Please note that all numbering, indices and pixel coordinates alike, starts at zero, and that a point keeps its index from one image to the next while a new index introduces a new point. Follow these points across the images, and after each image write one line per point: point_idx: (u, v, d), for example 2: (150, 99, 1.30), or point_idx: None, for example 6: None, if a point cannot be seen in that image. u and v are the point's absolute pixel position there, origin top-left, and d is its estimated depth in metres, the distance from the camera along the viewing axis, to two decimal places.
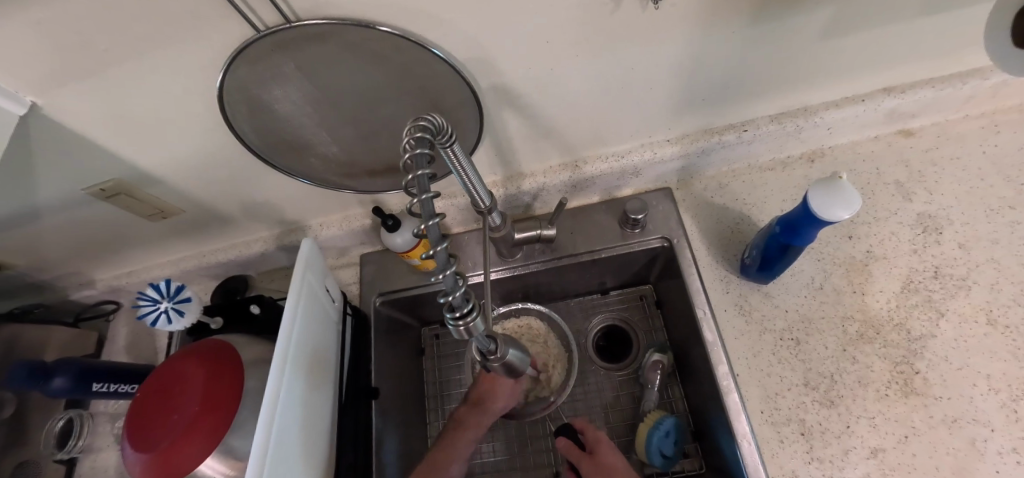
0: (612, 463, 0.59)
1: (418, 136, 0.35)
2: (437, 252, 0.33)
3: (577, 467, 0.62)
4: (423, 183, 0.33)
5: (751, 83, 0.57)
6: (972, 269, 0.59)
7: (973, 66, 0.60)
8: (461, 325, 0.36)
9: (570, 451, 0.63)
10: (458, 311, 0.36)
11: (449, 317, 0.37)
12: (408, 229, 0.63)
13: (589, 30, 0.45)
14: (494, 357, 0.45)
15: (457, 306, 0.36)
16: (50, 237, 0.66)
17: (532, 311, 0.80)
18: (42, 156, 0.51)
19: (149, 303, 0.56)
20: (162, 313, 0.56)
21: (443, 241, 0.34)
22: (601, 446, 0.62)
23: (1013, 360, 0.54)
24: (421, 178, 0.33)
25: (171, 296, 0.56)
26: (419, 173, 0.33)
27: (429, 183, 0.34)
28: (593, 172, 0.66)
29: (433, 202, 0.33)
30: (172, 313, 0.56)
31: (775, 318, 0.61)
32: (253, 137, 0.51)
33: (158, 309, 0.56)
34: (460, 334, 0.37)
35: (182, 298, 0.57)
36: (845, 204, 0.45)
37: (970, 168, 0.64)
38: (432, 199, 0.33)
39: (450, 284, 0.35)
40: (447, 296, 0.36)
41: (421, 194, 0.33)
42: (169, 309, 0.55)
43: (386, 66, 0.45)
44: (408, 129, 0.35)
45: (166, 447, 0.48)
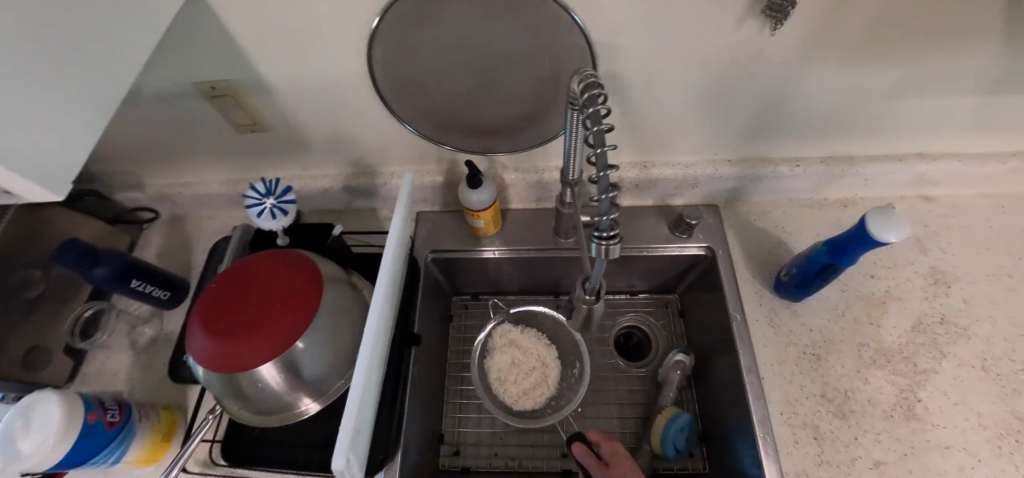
0: (631, 477, 0.59)
1: (592, 81, 0.39)
2: (604, 176, 0.37)
3: (591, 476, 0.61)
4: (598, 117, 0.37)
5: (816, 123, 0.66)
6: (973, 321, 0.67)
7: (994, 150, 0.70)
8: (606, 244, 0.39)
9: (585, 458, 0.62)
10: (606, 232, 0.40)
11: (597, 235, 0.40)
12: (488, 190, 0.67)
13: (709, 40, 0.53)
14: (595, 296, 0.48)
15: (605, 228, 0.40)
16: (136, 126, 0.67)
17: (545, 320, 0.84)
18: (182, 42, 0.54)
19: (253, 200, 0.57)
20: (264, 210, 0.56)
21: (608, 168, 0.37)
22: (618, 457, 0.62)
23: (1000, 403, 0.61)
24: (596, 117, 0.37)
25: (277, 194, 0.56)
26: (595, 108, 0.37)
27: (602, 118, 0.38)
28: (659, 175, 0.73)
29: (605, 134, 0.37)
30: (275, 212, 0.56)
31: (801, 333, 0.67)
32: (380, 68, 0.56)
33: (262, 206, 0.56)
34: (596, 255, 0.41)
35: (286, 200, 0.57)
36: (896, 230, 0.52)
37: (977, 237, 0.73)
38: (604, 131, 0.37)
39: (607, 207, 0.38)
40: (600, 217, 0.39)
41: (596, 125, 0.37)
42: (273, 206, 0.56)
43: (531, 26, 0.51)
44: (577, 79, 0.40)
45: (242, 336, 0.50)
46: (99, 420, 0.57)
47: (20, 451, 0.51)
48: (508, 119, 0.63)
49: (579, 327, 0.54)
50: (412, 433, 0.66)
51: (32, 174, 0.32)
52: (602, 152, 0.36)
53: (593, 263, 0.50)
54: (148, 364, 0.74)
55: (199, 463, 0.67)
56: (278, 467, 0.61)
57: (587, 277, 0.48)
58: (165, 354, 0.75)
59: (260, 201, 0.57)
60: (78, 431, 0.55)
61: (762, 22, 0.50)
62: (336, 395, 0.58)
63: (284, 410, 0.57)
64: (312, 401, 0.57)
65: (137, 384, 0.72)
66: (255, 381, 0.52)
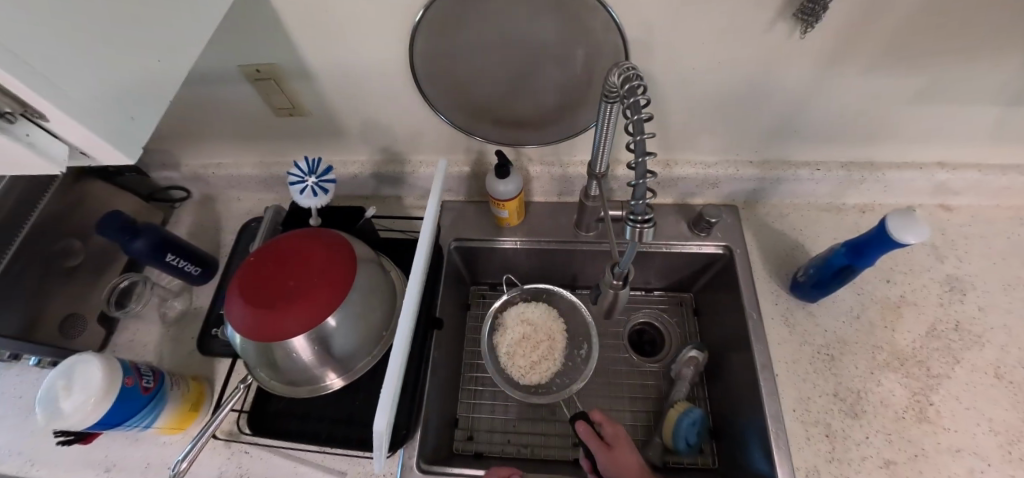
0: (630, 462, 0.61)
1: (630, 74, 0.41)
2: (642, 164, 0.39)
3: (593, 456, 0.63)
4: (637, 108, 0.39)
5: (838, 128, 0.67)
6: (987, 329, 0.68)
7: (1014, 162, 0.71)
8: (640, 226, 0.43)
9: (589, 438, 0.63)
10: (639, 216, 0.43)
11: (630, 218, 0.43)
12: (515, 180, 0.69)
13: (739, 41, 0.54)
14: (617, 281, 0.51)
15: (638, 212, 0.43)
16: (178, 106, 0.70)
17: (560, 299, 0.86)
18: (233, 26, 0.56)
19: (296, 178, 0.60)
20: (308, 187, 0.59)
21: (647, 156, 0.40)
22: (620, 441, 0.64)
23: (1012, 410, 0.62)
24: (635, 107, 0.39)
25: (318, 173, 0.59)
26: (636, 99, 0.39)
27: (642, 110, 0.40)
28: (681, 174, 0.74)
29: (643, 124, 0.39)
30: (316, 190, 0.59)
31: (816, 334, 0.69)
32: (418, 58, 0.58)
33: (305, 184, 0.59)
34: (631, 237, 0.44)
35: (327, 178, 0.60)
36: (916, 233, 0.53)
37: (994, 247, 0.74)
38: (642, 122, 0.39)
39: (642, 192, 0.41)
40: (634, 202, 0.42)
41: (635, 116, 0.39)
42: (315, 185, 0.58)
43: (570, 22, 0.53)
44: (617, 72, 0.41)
45: (279, 308, 0.52)
46: (136, 385, 0.60)
47: (64, 409, 0.53)
48: (537, 113, 0.65)
49: (602, 314, 0.56)
50: (431, 414, 0.68)
51: (108, 135, 0.35)
52: (643, 136, 0.38)
53: (619, 254, 0.53)
54: (177, 337, 0.77)
55: (225, 433, 0.69)
56: (303, 439, 0.63)
57: (615, 263, 0.51)
58: (194, 328, 0.78)
59: (302, 180, 0.60)
60: (117, 393, 0.57)
61: (793, 25, 0.52)
62: (361, 372, 0.60)
63: (310, 383, 0.59)
64: (337, 377, 0.60)
65: (166, 355, 0.75)
66: (288, 353, 0.54)
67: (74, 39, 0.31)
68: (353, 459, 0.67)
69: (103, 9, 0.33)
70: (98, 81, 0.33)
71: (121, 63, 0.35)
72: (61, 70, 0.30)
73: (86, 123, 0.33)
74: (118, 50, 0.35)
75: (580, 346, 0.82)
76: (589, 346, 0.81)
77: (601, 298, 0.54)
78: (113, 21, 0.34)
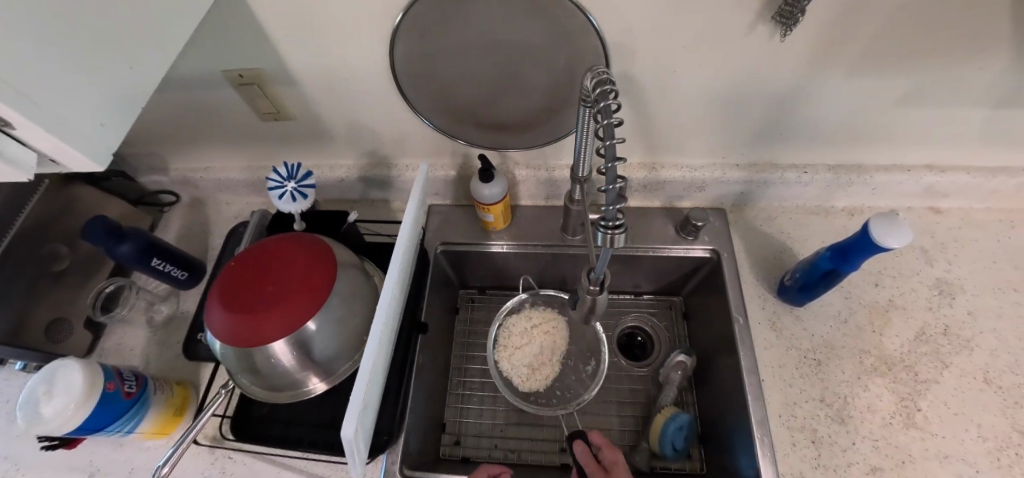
0: None
1: (603, 78, 0.40)
2: (612, 169, 0.38)
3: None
4: (609, 112, 0.39)
5: (823, 130, 0.66)
6: (977, 334, 0.67)
7: (1003, 164, 0.70)
8: (610, 233, 0.43)
9: (587, 462, 0.60)
10: (611, 222, 0.43)
11: (602, 224, 0.43)
12: (499, 184, 0.69)
13: (720, 44, 0.54)
14: (593, 287, 0.50)
15: (610, 218, 0.43)
16: (162, 109, 0.70)
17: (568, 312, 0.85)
18: (213, 31, 0.56)
19: (275, 183, 0.60)
20: (286, 192, 0.59)
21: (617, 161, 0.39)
22: (619, 468, 0.61)
23: (1001, 415, 0.61)
24: (607, 111, 0.39)
25: (297, 178, 0.59)
26: (608, 103, 0.38)
27: (614, 113, 0.39)
28: (667, 177, 0.74)
29: (615, 128, 0.38)
30: (295, 195, 0.59)
31: (802, 338, 0.68)
32: (399, 62, 0.58)
33: (284, 189, 0.59)
34: (602, 242, 0.44)
35: (306, 183, 0.60)
36: (900, 236, 0.53)
37: (985, 250, 0.73)
38: (614, 126, 0.39)
39: (611, 199, 0.41)
40: (604, 207, 0.42)
41: (606, 119, 0.38)
42: (294, 190, 0.59)
43: (550, 27, 0.53)
44: (592, 76, 0.41)
45: (259, 313, 0.52)
46: (117, 389, 0.59)
47: (43, 414, 0.53)
48: (521, 117, 0.65)
49: (581, 318, 0.56)
50: (416, 419, 0.67)
51: (80, 144, 0.35)
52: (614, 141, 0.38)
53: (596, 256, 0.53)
54: (164, 341, 0.77)
55: (208, 438, 0.69)
56: (285, 444, 0.63)
57: (592, 268, 0.50)
58: (180, 332, 0.78)
59: (281, 185, 0.60)
60: (97, 398, 0.57)
61: (773, 28, 0.52)
62: (343, 375, 0.60)
63: (292, 388, 0.59)
64: (320, 381, 0.59)
65: (152, 359, 0.75)
66: (268, 358, 0.54)
67: (46, 49, 0.31)
68: (337, 464, 0.67)
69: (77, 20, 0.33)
70: (68, 90, 0.33)
71: (91, 71, 0.35)
72: (35, 82, 0.31)
73: (57, 132, 0.33)
74: (88, 59, 0.35)
75: (586, 362, 0.79)
76: (596, 364, 0.78)
77: (580, 303, 0.54)
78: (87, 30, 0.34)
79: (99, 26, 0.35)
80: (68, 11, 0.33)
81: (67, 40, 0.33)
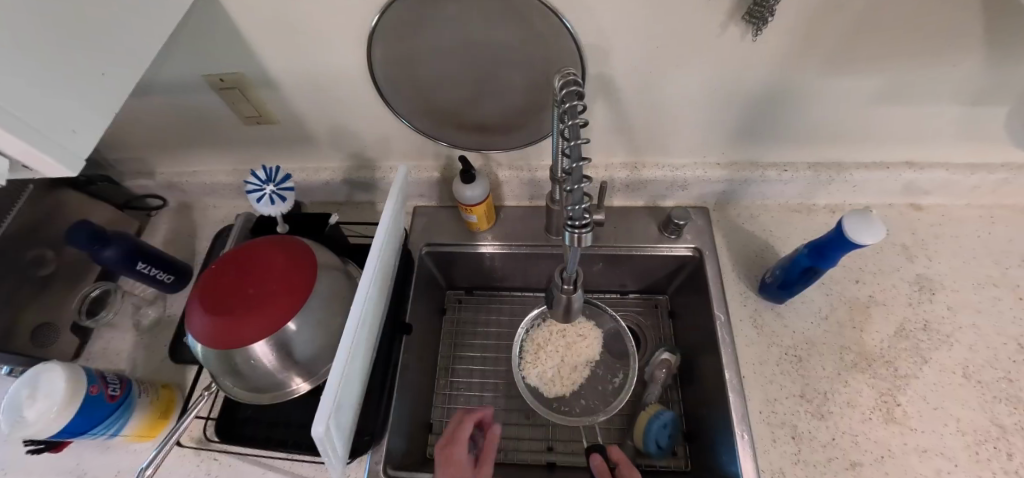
0: None
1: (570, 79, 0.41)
2: (576, 170, 0.39)
3: None
4: (574, 112, 0.39)
5: (800, 129, 0.67)
6: (956, 329, 0.67)
7: (981, 161, 0.71)
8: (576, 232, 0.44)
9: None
10: (578, 221, 0.44)
11: (570, 223, 0.44)
12: (481, 185, 0.69)
13: (693, 43, 0.54)
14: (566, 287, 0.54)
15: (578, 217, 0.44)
16: (145, 114, 0.71)
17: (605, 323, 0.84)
18: (191, 36, 0.57)
19: (254, 186, 0.60)
20: (265, 195, 0.59)
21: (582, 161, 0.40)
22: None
23: (980, 409, 0.62)
24: (571, 110, 0.40)
25: (276, 181, 0.59)
26: (572, 104, 0.39)
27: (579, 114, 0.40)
28: (649, 176, 0.74)
29: (579, 128, 0.39)
30: (274, 198, 0.59)
31: (783, 335, 0.69)
32: (377, 66, 0.58)
33: (263, 192, 0.59)
34: (571, 242, 0.45)
35: (286, 186, 0.60)
36: (873, 233, 0.53)
37: (965, 246, 0.74)
38: (579, 125, 0.40)
39: (576, 198, 0.42)
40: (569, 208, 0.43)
41: (571, 120, 0.39)
42: (273, 192, 0.59)
43: (524, 30, 0.53)
44: (560, 77, 0.42)
45: (238, 316, 0.52)
46: (101, 393, 0.60)
47: (27, 418, 0.53)
48: (501, 118, 0.65)
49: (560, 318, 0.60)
50: (400, 419, 0.67)
51: (59, 152, 0.36)
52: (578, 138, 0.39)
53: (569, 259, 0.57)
54: (151, 345, 0.77)
55: (193, 440, 0.69)
56: (269, 445, 0.63)
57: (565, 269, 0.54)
58: (167, 335, 0.78)
59: (261, 188, 0.60)
60: (80, 401, 0.57)
61: (745, 28, 0.52)
62: (326, 376, 0.60)
63: (273, 389, 0.59)
64: (303, 382, 0.59)
65: (139, 362, 0.75)
66: (248, 359, 0.54)
67: (17, 60, 0.32)
68: (321, 464, 0.67)
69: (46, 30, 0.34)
70: (39, 98, 0.34)
71: (64, 79, 0.36)
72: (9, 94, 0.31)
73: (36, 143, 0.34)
74: (60, 68, 0.35)
75: (614, 374, 0.80)
76: (624, 378, 0.79)
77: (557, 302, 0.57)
78: (56, 40, 0.35)
79: (68, 35, 0.36)
80: (34, 20, 0.33)
81: (34, 49, 0.33)
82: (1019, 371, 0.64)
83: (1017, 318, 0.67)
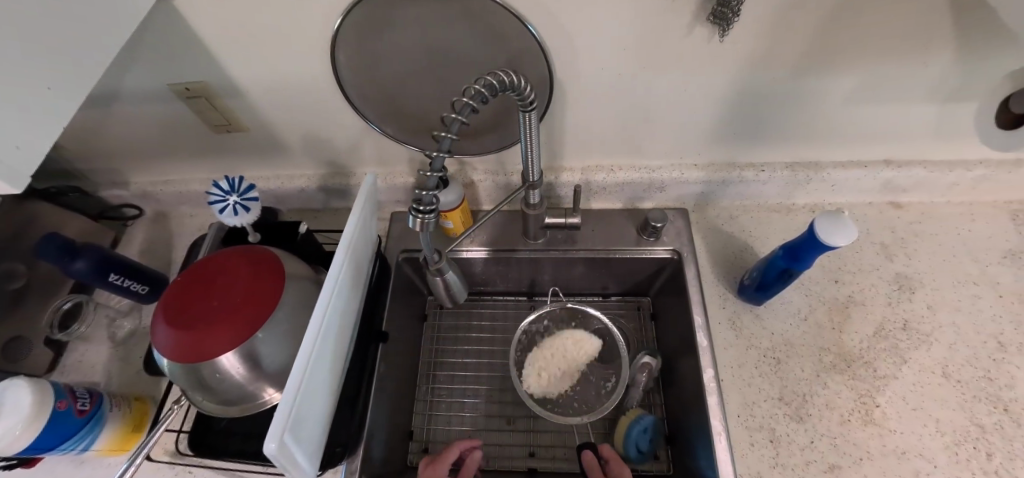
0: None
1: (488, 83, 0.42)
2: (438, 169, 0.43)
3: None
4: (463, 110, 0.41)
5: (775, 129, 0.67)
6: (936, 328, 0.67)
7: (959, 159, 0.70)
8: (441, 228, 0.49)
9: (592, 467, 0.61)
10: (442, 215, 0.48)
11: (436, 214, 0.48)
12: (454, 190, 0.69)
13: (661, 45, 0.54)
14: (434, 266, 0.56)
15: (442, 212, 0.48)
16: (115, 124, 0.70)
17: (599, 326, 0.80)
18: (152, 45, 0.56)
19: (218, 196, 0.59)
20: (229, 205, 0.59)
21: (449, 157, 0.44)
22: None
23: (959, 409, 0.61)
24: (478, 95, 0.41)
25: (240, 191, 0.59)
26: (465, 102, 0.41)
27: (469, 113, 0.42)
28: (625, 178, 0.74)
29: (458, 126, 0.41)
30: (237, 208, 0.59)
31: (762, 337, 0.68)
32: (343, 72, 0.57)
33: (227, 202, 0.59)
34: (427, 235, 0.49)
35: (250, 197, 0.60)
36: (844, 233, 0.53)
37: (944, 244, 0.73)
38: (461, 124, 0.42)
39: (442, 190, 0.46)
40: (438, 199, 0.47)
41: (455, 116, 0.41)
42: (237, 203, 0.59)
43: (486, 35, 0.52)
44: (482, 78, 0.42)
45: (201, 329, 0.51)
46: (69, 407, 0.59)
47: None
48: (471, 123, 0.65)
49: (446, 300, 0.62)
50: (376, 427, 0.66)
51: (13, 167, 0.36)
52: (462, 120, 0.41)
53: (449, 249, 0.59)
54: (126, 357, 0.76)
55: (168, 454, 0.68)
56: (242, 457, 0.62)
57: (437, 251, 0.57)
58: (142, 347, 0.77)
59: (225, 198, 0.59)
60: (47, 416, 0.56)
61: (712, 29, 0.51)
62: None
63: (245, 401, 0.57)
64: (275, 392, 0.58)
65: (113, 375, 0.74)
66: (214, 372, 0.52)
67: None
68: None
69: (10, 49, 0.34)
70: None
71: (20, 95, 0.36)
72: None
73: None
74: (18, 84, 0.35)
75: (608, 377, 0.76)
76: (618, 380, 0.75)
77: (435, 286, 0.59)
78: (17, 58, 0.35)
79: (27, 52, 0.36)
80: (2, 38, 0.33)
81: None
82: (999, 369, 0.63)
83: (997, 315, 0.67)
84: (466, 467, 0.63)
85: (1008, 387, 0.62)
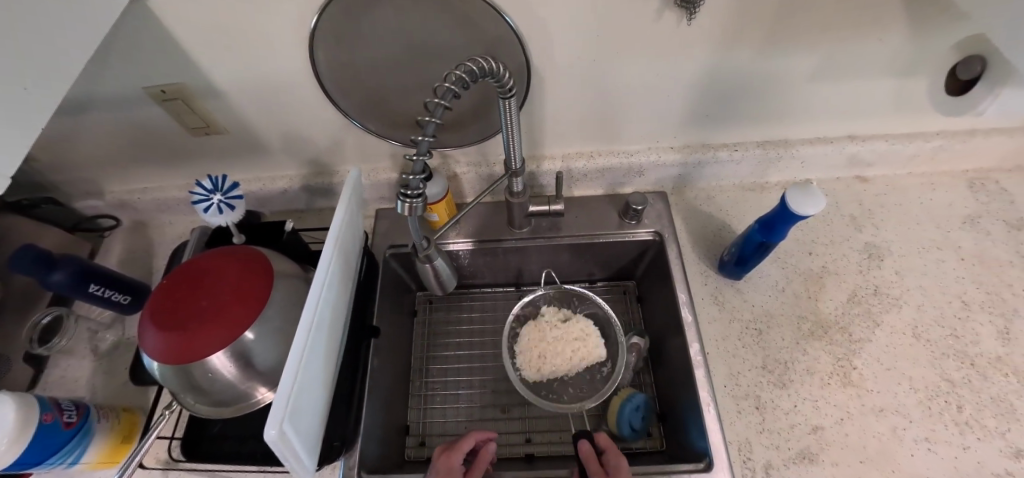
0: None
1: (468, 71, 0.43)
2: (423, 153, 0.44)
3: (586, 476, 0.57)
4: (445, 95, 0.42)
5: (745, 110, 0.69)
6: (905, 291, 0.71)
7: (917, 131, 0.74)
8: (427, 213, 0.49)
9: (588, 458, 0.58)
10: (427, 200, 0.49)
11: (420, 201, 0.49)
12: (438, 182, 0.70)
13: (633, 32, 0.56)
14: (423, 254, 0.57)
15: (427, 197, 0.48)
16: (89, 132, 0.69)
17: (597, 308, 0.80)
18: (126, 48, 0.55)
19: (201, 195, 0.59)
20: (213, 204, 0.59)
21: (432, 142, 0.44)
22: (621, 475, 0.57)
23: (929, 366, 0.64)
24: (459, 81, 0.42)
25: (224, 190, 0.59)
26: (447, 87, 0.42)
27: (450, 98, 0.43)
28: (606, 163, 0.75)
29: (441, 111, 0.42)
30: (222, 207, 0.59)
31: (744, 310, 0.71)
32: (322, 69, 0.58)
33: (210, 201, 0.59)
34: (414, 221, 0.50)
35: (234, 195, 0.60)
36: (813, 203, 0.55)
37: (908, 213, 0.77)
38: (444, 108, 0.42)
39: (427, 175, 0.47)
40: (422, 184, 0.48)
41: (439, 100, 0.42)
42: (220, 202, 0.59)
43: (463, 26, 0.54)
44: (460, 65, 0.43)
45: (192, 329, 0.51)
46: (56, 420, 0.57)
47: None
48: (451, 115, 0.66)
49: (436, 288, 0.62)
50: (372, 423, 0.66)
51: None
52: (445, 104, 0.42)
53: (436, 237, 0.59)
54: (111, 369, 0.75)
55: (160, 462, 0.67)
56: (237, 459, 0.62)
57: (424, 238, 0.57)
58: (127, 358, 0.76)
59: (208, 197, 0.59)
60: (33, 430, 0.54)
61: (679, 13, 0.54)
62: None
63: (238, 401, 0.57)
64: (267, 391, 0.58)
65: (98, 387, 0.73)
66: (207, 372, 0.52)
67: None
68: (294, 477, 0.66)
69: None
70: None
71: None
72: None
73: None
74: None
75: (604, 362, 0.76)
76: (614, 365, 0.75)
77: (425, 274, 0.60)
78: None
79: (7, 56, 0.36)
80: None
81: None
82: (964, 327, 0.67)
83: (960, 277, 0.71)
84: (480, 460, 0.61)
85: (974, 343, 0.66)
